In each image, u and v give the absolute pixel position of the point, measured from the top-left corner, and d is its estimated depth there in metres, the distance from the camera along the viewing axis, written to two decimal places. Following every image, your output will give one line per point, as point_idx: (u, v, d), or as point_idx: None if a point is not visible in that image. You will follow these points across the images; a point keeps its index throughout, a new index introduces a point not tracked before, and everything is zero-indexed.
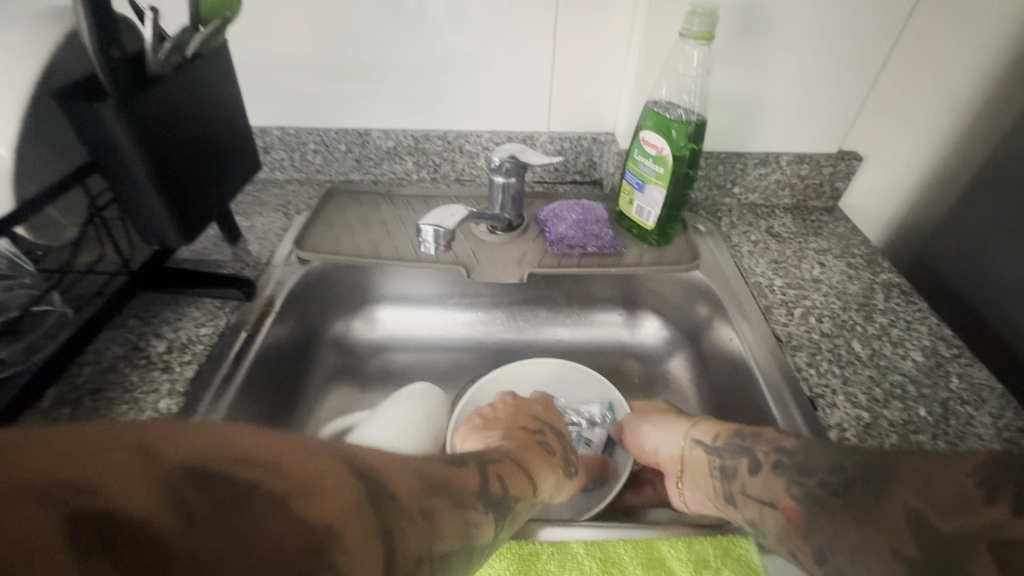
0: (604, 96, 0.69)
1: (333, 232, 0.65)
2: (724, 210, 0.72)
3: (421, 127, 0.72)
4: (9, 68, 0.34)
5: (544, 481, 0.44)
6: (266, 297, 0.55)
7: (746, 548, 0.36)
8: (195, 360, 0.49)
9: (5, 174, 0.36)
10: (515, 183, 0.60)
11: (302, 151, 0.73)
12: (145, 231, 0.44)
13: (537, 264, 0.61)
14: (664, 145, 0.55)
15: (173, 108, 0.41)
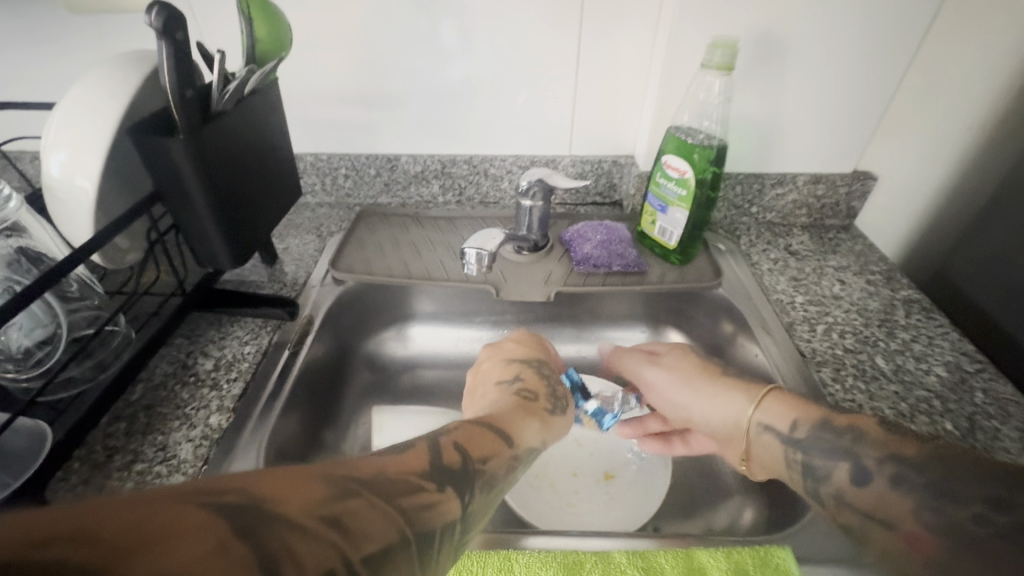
0: (624, 120, 0.72)
1: (366, 253, 0.67)
2: (742, 229, 0.74)
3: (448, 153, 0.75)
4: (93, 110, 0.38)
5: (526, 434, 0.42)
6: (306, 316, 0.58)
7: (784, 557, 0.37)
8: (241, 377, 0.51)
9: (87, 205, 0.38)
10: (541, 205, 0.63)
11: (334, 176, 0.77)
12: (201, 254, 0.47)
13: (564, 282, 0.63)
14: (687, 169, 0.57)
15: (232, 141, 0.44)
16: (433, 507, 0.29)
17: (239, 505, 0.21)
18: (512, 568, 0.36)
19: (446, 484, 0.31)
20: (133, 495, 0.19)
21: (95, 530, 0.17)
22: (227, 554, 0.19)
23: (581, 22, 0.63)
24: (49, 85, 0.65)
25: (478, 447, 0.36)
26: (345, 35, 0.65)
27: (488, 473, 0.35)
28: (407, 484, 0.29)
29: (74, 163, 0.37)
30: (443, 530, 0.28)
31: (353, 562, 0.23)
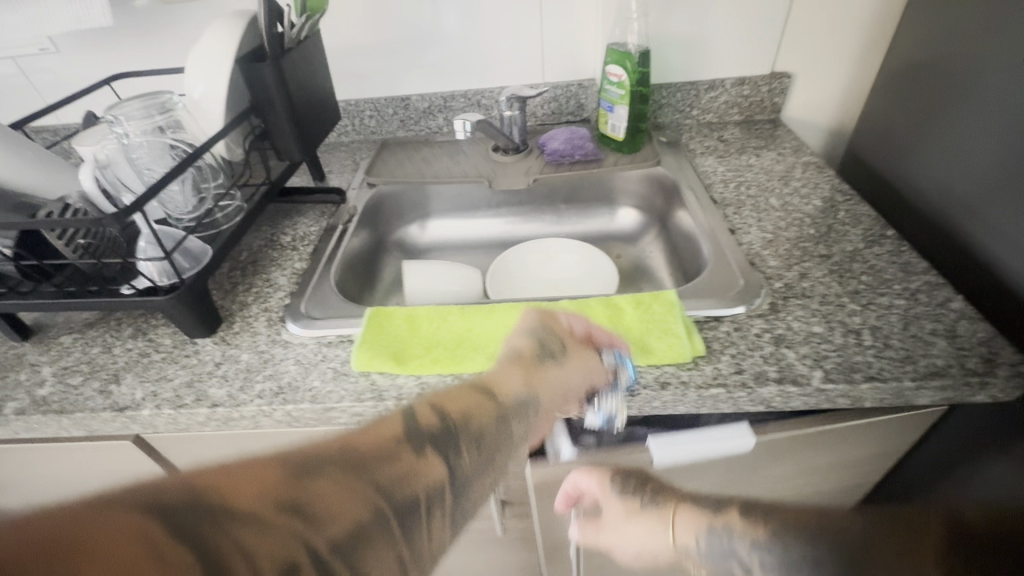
0: (583, 48, 0.90)
1: (389, 167, 0.89)
2: (685, 129, 0.92)
3: (448, 90, 0.96)
4: (213, 52, 0.59)
5: (506, 386, 0.44)
6: (351, 205, 0.80)
7: (669, 293, 0.57)
8: (310, 243, 0.74)
9: (215, 112, 0.61)
10: (518, 114, 0.84)
11: (361, 117, 0.98)
12: (281, 151, 0.69)
13: (540, 172, 0.83)
14: (622, 73, 0.76)
15: (296, 69, 0.65)
16: (410, 475, 0.34)
17: (199, 478, 0.26)
18: (494, 310, 0.57)
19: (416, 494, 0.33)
20: (108, 488, 0.23)
21: (120, 509, 0.22)
22: (156, 538, 0.22)
23: None
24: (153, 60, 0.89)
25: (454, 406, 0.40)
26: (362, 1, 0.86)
27: (469, 427, 0.39)
28: (386, 453, 0.34)
29: (206, 88, 0.60)
30: (424, 499, 0.33)
31: (318, 542, 0.27)
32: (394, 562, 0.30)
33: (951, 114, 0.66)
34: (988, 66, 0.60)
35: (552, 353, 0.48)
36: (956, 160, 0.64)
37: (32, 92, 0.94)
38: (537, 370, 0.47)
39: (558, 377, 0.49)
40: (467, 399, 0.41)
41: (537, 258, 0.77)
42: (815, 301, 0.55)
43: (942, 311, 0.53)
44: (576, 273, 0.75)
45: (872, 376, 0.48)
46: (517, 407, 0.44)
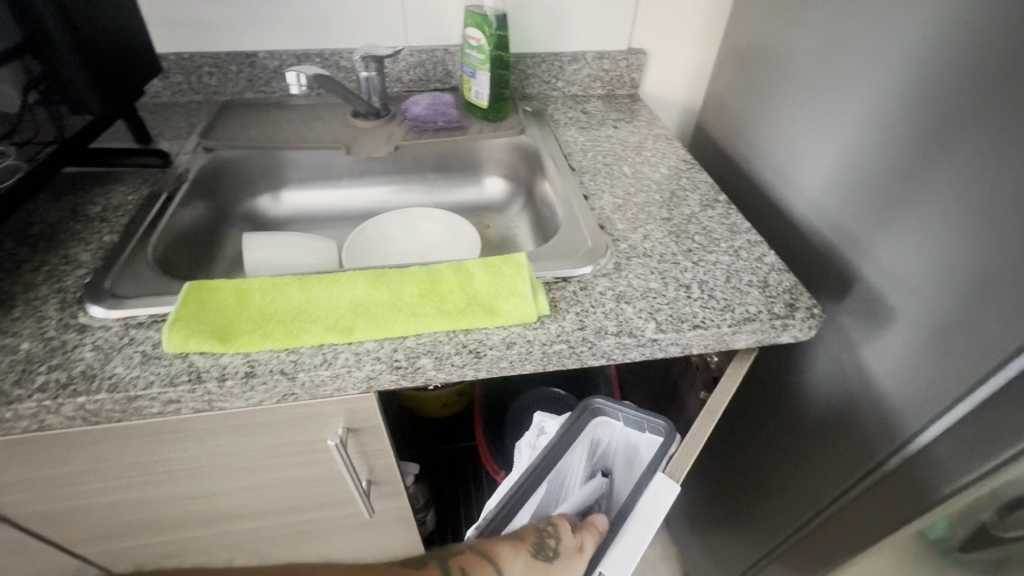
0: (445, 12, 0.87)
1: (232, 131, 0.79)
2: (551, 100, 0.93)
3: (301, 48, 0.88)
4: None
5: (509, 561, 0.55)
6: (179, 171, 0.70)
7: (520, 255, 0.56)
8: (126, 213, 0.63)
9: None
10: (377, 76, 0.79)
11: (198, 74, 0.87)
12: (74, 102, 0.58)
13: (403, 139, 0.79)
14: (479, 36, 0.75)
15: (84, 2, 0.55)
16: None
17: None
18: (336, 279, 0.53)
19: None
20: None
21: None
22: None
23: None
24: None
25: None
26: None
27: None
28: None
29: None
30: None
31: None
32: None
33: (794, 103, 0.68)
34: (818, 53, 0.64)
35: (546, 546, 0.55)
36: (791, 147, 0.69)
37: None
38: (540, 564, 0.55)
39: (516, 571, 0.54)
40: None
41: (396, 229, 0.74)
42: (654, 259, 0.59)
43: (758, 265, 0.59)
44: (438, 242, 0.73)
45: (697, 325, 0.52)
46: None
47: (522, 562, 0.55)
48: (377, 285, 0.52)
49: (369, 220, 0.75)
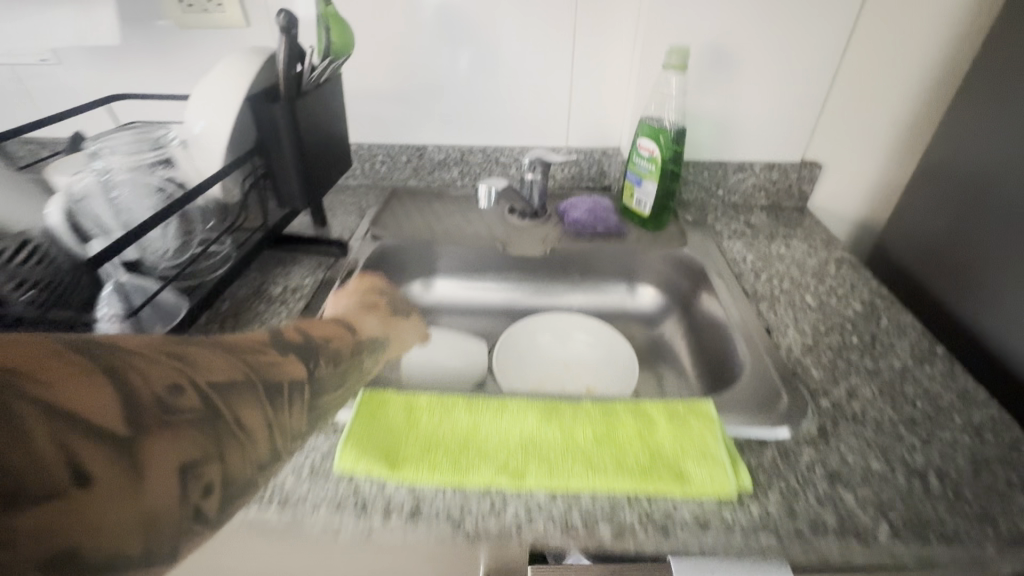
0: (610, 117, 0.88)
1: (398, 219, 0.83)
2: (710, 208, 0.88)
3: (466, 144, 0.92)
4: (223, 86, 0.54)
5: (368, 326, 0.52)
6: (352, 259, 0.73)
7: (706, 405, 0.50)
8: (302, 297, 0.66)
9: (217, 151, 0.55)
10: (541, 179, 0.79)
11: (372, 161, 0.93)
12: (283, 198, 0.63)
13: (558, 242, 0.79)
14: (653, 147, 0.73)
15: (311, 113, 0.60)
16: (279, 365, 0.38)
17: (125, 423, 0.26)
18: (504, 406, 0.49)
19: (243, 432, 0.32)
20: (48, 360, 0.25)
21: (55, 386, 0.24)
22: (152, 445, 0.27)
23: (575, 36, 0.80)
24: (160, 82, 0.84)
25: (317, 331, 0.45)
26: (387, 47, 0.82)
27: (331, 351, 0.44)
28: (251, 350, 0.37)
29: (209, 120, 0.54)
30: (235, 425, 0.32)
31: (200, 381, 0.31)
32: (264, 420, 0.34)
33: None
34: None
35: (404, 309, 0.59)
36: None
37: (26, 101, 0.88)
38: (390, 322, 0.55)
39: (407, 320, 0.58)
40: (334, 333, 0.47)
41: (547, 336, 0.71)
42: (870, 429, 0.49)
43: (1013, 456, 0.47)
44: (590, 359, 0.69)
45: (947, 537, 0.41)
46: (372, 342, 0.50)
47: (376, 319, 0.54)
48: (548, 421, 0.48)
49: (521, 321, 0.72)
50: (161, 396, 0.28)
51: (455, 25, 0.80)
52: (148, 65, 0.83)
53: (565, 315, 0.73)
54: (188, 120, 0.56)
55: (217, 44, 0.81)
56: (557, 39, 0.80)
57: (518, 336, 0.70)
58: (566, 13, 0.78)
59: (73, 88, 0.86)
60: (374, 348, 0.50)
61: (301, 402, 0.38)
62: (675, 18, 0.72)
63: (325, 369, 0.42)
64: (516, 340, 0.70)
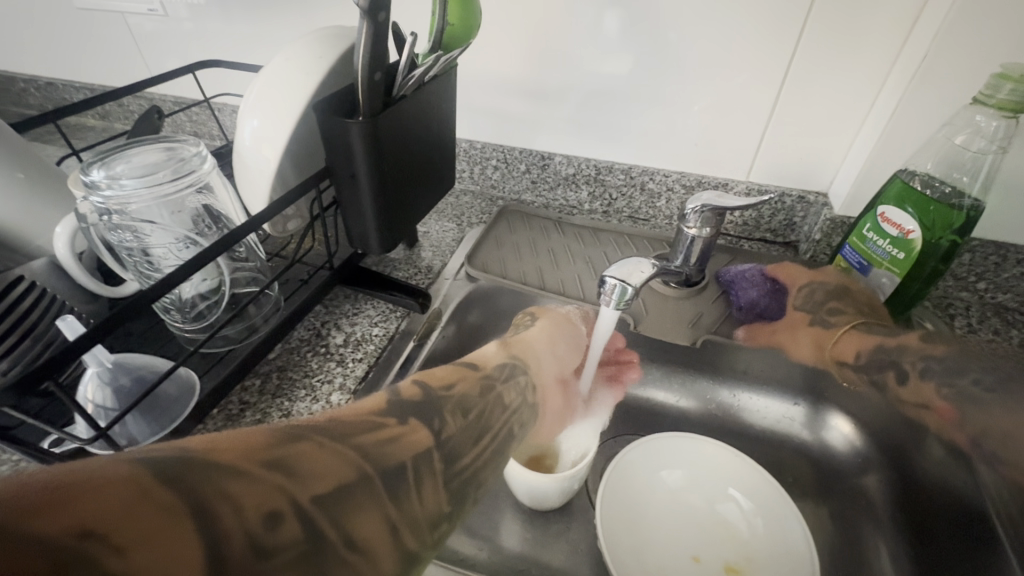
0: (824, 151, 0.60)
1: (502, 254, 0.64)
2: (958, 308, 0.58)
3: (606, 159, 0.70)
4: (288, 83, 0.37)
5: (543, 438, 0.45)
6: (435, 308, 0.56)
7: None
8: (365, 360, 0.51)
9: (267, 176, 0.38)
10: (706, 237, 0.55)
11: (483, 166, 0.76)
12: (354, 236, 0.46)
13: (714, 329, 0.56)
14: (913, 226, 0.45)
15: (406, 128, 0.42)
16: (398, 439, 0.27)
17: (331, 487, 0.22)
18: None
19: (409, 415, 0.29)
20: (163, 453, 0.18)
21: (208, 501, 0.18)
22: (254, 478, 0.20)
23: (803, 29, 0.53)
24: (261, 47, 0.72)
25: (439, 380, 0.35)
26: (525, 24, 0.62)
27: (455, 398, 0.33)
28: (365, 422, 0.27)
29: (264, 131, 0.38)
30: (411, 462, 0.27)
31: (302, 499, 0.21)
32: (383, 526, 0.24)
33: None
34: None
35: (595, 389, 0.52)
36: None
37: (136, 57, 0.82)
38: (511, 344, 0.45)
39: (534, 342, 0.46)
40: (456, 376, 0.36)
41: (679, 473, 0.49)
42: None
43: None
44: (742, 528, 0.47)
45: None
46: (501, 371, 0.40)
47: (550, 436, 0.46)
48: None
49: (654, 437, 0.49)
50: (257, 532, 0.19)
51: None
52: (252, 26, 0.71)
53: (719, 447, 0.49)
54: (238, 121, 0.39)
55: (323, 4, 0.65)
56: (773, 31, 0.54)
57: (640, 461, 0.49)
58: None
59: (179, 46, 0.77)
60: (505, 374, 0.39)
61: (433, 480, 0.28)
62: (1006, 15, 0.42)
63: (465, 414, 0.33)
64: (636, 468, 0.48)
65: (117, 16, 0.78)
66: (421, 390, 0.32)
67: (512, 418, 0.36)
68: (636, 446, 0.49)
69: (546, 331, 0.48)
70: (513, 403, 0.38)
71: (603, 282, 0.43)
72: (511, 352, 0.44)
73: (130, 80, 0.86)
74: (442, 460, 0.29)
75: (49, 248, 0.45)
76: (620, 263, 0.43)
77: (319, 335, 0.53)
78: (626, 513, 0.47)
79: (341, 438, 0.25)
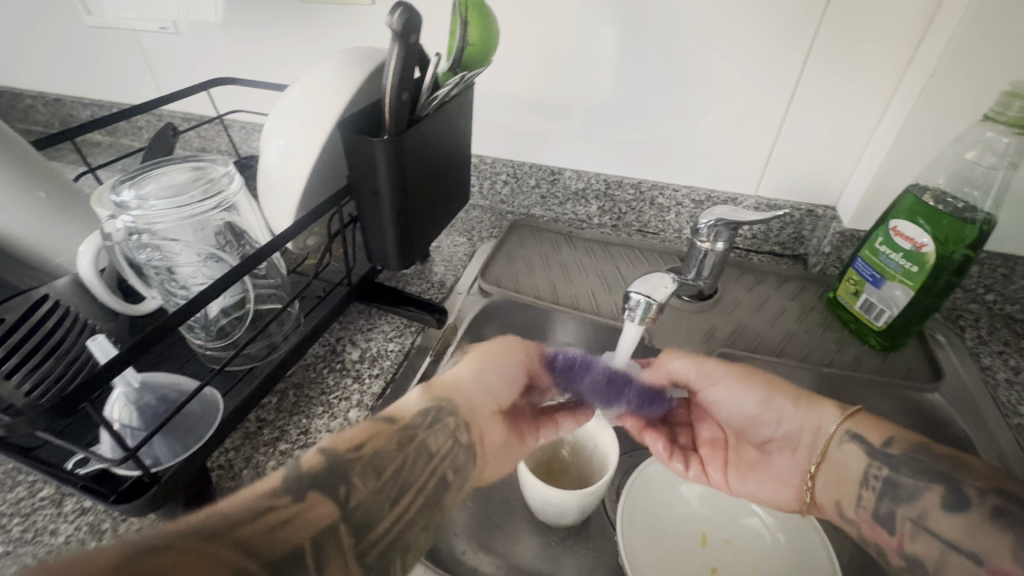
0: (831, 166, 0.61)
1: (515, 269, 0.65)
2: (969, 320, 0.59)
3: (616, 174, 0.70)
4: (315, 103, 0.38)
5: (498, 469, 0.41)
6: (450, 324, 0.56)
7: None
8: (382, 376, 0.51)
9: (292, 194, 0.39)
10: (719, 251, 0.55)
11: (493, 181, 0.76)
12: (373, 253, 0.46)
13: (728, 342, 0.56)
14: (926, 241, 0.46)
15: (427, 147, 0.42)
16: (296, 520, 0.27)
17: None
18: None
19: (307, 490, 0.29)
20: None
21: None
22: None
23: (811, 48, 0.54)
24: (274, 64, 0.73)
25: (347, 438, 0.33)
26: (536, 43, 0.63)
27: (369, 458, 0.32)
28: (256, 509, 0.27)
29: (290, 150, 0.38)
30: (311, 544, 0.27)
31: None
32: None
33: None
34: None
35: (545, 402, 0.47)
36: None
37: (147, 75, 0.83)
38: (436, 386, 0.40)
39: (464, 382, 0.42)
40: (369, 433, 0.34)
41: (699, 487, 0.50)
42: None
43: None
44: (762, 543, 0.46)
45: None
46: (422, 416, 0.37)
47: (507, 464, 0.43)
48: None
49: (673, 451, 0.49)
50: None
51: (635, 17, 0.58)
52: (264, 44, 0.72)
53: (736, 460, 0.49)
54: (262, 140, 0.40)
55: (336, 24, 0.66)
56: (782, 49, 0.55)
57: (658, 476, 0.49)
58: (808, 10, 0.52)
59: (190, 63, 0.78)
60: (428, 421, 0.37)
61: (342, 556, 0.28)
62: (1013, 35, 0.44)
63: (378, 473, 0.32)
64: (654, 483, 0.48)
65: (129, 35, 0.79)
66: (325, 453, 0.31)
67: (440, 468, 0.35)
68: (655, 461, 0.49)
69: (477, 369, 0.44)
70: (441, 450, 0.36)
71: (628, 297, 0.43)
72: (436, 394, 0.40)
73: (140, 97, 0.86)
74: (350, 532, 0.29)
75: (69, 266, 0.45)
76: (641, 278, 0.43)
77: (335, 351, 0.53)
78: (647, 529, 0.46)
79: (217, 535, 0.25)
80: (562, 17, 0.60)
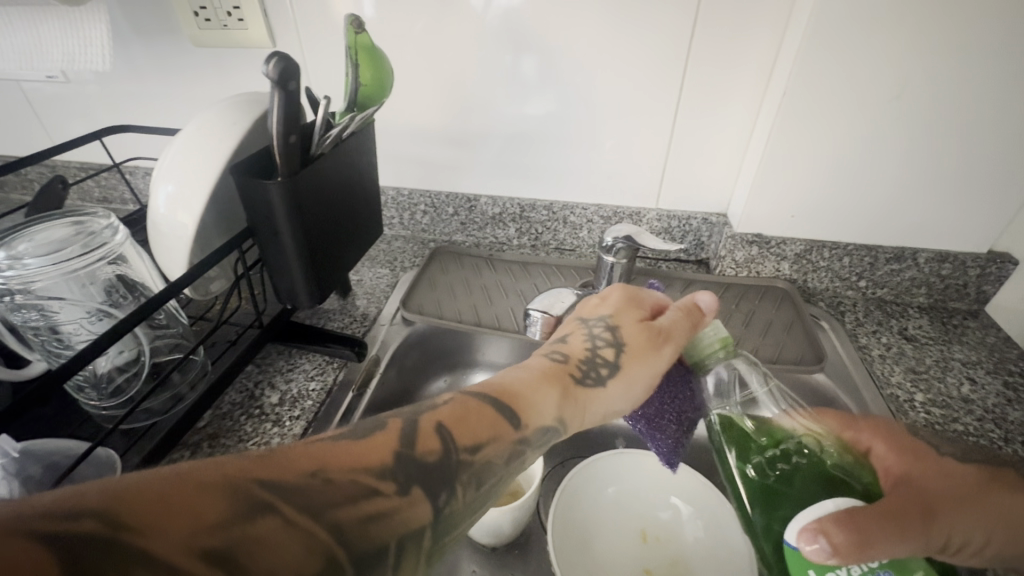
0: (716, 179, 0.67)
1: (437, 295, 0.66)
2: (847, 305, 0.66)
3: (529, 197, 0.74)
4: (204, 149, 0.38)
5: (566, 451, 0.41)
6: (372, 357, 0.56)
7: None
8: (303, 416, 0.50)
9: (186, 241, 0.38)
10: (625, 263, 0.59)
11: (413, 211, 0.78)
12: (282, 293, 0.46)
13: None
14: None
15: (326, 185, 0.43)
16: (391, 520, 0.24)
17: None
18: None
19: (413, 484, 0.25)
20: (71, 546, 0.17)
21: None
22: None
23: (684, 75, 0.61)
24: (176, 110, 0.72)
25: (468, 434, 0.29)
26: (440, 79, 0.66)
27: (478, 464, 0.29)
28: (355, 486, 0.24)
29: (180, 197, 0.38)
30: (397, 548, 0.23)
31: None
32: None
33: None
34: None
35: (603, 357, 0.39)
36: None
37: (37, 125, 0.78)
38: (577, 395, 0.37)
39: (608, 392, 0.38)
40: (491, 431, 0.30)
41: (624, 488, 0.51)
42: None
43: None
44: (684, 534, 0.49)
45: None
46: (541, 435, 0.33)
47: None
48: None
49: (595, 459, 0.50)
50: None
51: (528, 53, 0.62)
52: (164, 91, 0.70)
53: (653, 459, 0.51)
54: (151, 190, 0.39)
55: (239, 68, 0.67)
56: (660, 77, 0.61)
57: (585, 486, 0.50)
58: (676, 43, 0.59)
59: (85, 112, 0.75)
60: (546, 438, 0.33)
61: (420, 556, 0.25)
62: (840, 59, 0.51)
63: (479, 489, 0.28)
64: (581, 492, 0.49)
65: (13, 85, 0.75)
66: (441, 441, 0.28)
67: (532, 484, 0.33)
68: (578, 471, 0.50)
69: (627, 381, 0.39)
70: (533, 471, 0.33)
71: (529, 316, 0.45)
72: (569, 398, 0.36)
73: (31, 148, 0.81)
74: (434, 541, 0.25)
75: None
76: (545, 294, 0.46)
77: (252, 396, 0.52)
78: (579, 537, 0.48)
79: (316, 511, 0.22)
80: (460, 55, 0.63)
